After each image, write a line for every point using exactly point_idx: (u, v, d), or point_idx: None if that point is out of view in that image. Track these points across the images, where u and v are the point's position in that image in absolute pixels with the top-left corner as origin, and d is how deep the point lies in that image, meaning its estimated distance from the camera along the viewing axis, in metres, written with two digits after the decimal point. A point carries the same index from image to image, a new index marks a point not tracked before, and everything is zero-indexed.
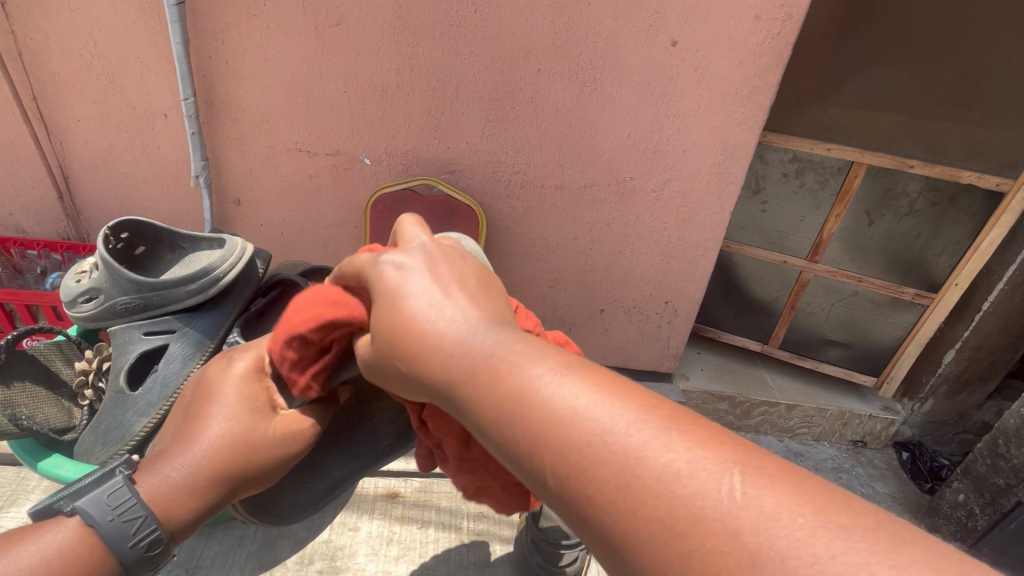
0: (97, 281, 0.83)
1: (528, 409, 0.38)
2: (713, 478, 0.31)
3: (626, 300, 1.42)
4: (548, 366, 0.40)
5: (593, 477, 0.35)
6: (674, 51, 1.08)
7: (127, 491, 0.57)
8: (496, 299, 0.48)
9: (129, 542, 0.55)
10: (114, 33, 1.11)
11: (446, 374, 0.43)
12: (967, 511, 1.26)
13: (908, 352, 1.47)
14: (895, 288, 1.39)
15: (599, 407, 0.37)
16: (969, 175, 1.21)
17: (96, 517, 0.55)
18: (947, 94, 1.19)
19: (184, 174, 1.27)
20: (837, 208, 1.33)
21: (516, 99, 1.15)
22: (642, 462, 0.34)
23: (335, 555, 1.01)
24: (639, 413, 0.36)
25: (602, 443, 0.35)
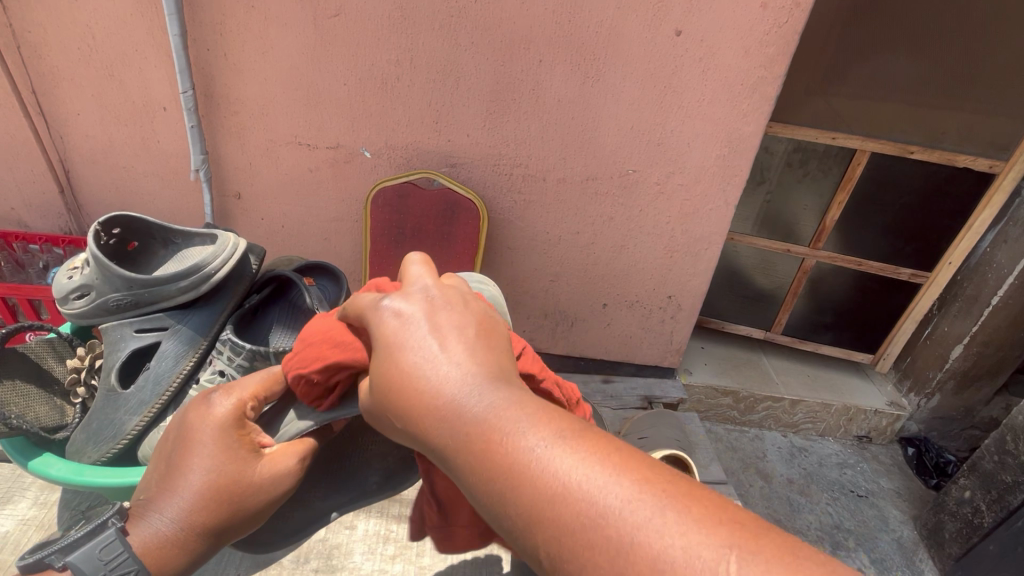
0: (87, 278, 0.82)
1: (522, 473, 0.37)
2: (709, 566, 0.30)
3: (628, 295, 1.40)
4: (545, 435, 0.38)
5: (588, 544, 0.34)
6: (679, 41, 1.06)
7: (119, 542, 0.53)
8: (498, 352, 0.44)
9: None
10: (112, 25, 1.10)
11: (438, 438, 0.40)
12: (972, 508, 1.24)
13: (904, 330, 1.49)
14: (892, 269, 1.40)
15: (603, 486, 0.34)
16: (964, 158, 1.22)
17: (88, 568, 0.52)
18: (948, 81, 1.20)
19: (184, 168, 1.26)
20: (840, 194, 1.32)
21: (517, 91, 1.13)
22: (625, 527, 0.33)
23: (331, 553, 1.01)
24: (634, 478, 0.35)
25: (602, 521, 0.34)
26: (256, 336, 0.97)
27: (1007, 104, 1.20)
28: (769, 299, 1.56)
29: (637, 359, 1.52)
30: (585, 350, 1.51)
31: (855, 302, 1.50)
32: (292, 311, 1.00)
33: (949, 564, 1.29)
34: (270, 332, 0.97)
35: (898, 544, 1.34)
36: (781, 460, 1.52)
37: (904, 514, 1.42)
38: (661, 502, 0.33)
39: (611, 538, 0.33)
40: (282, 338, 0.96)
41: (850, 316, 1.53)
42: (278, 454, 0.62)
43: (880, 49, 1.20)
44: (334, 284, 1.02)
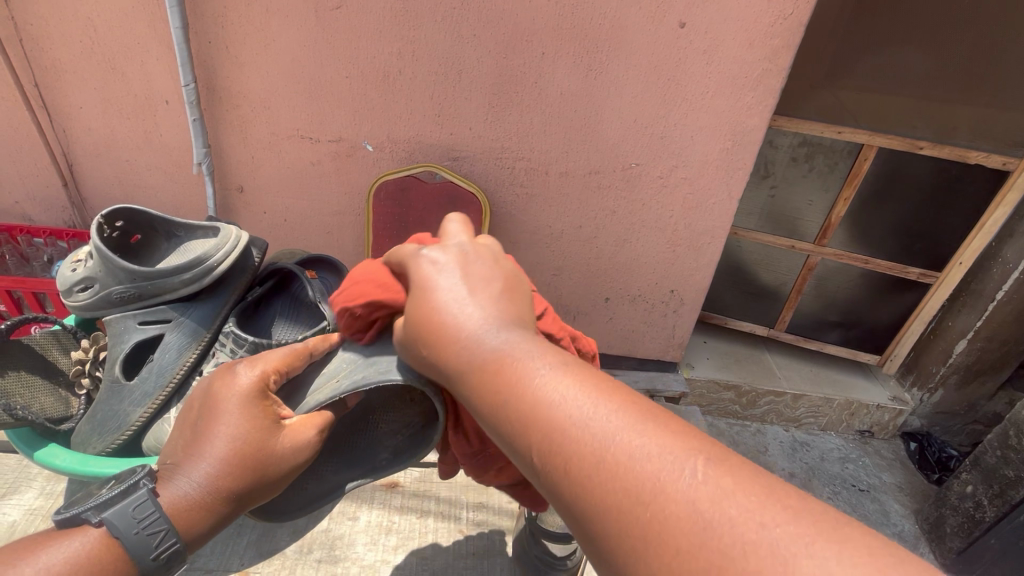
0: (91, 270, 0.83)
1: (523, 398, 0.44)
2: (677, 464, 0.37)
3: (631, 290, 1.40)
4: (548, 363, 0.45)
5: (584, 459, 0.39)
6: (682, 34, 1.05)
7: (152, 499, 0.54)
8: (518, 304, 0.52)
9: (151, 554, 0.53)
10: (114, 19, 1.09)
11: (458, 363, 0.48)
12: (974, 502, 1.25)
13: (912, 329, 1.47)
14: (900, 267, 1.38)
15: (600, 413, 0.41)
16: (976, 155, 1.17)
17: (122, 526, 0.52)
18: (957, 74, 1.25)
19: (187, 161, 1.26)
20: (846, 191, 1.30)
21: (520, 84, 1.13)
22: (615, 450, 0.39)
23: (334, 543, 1.02)
24: (631, 413, 0.41)
25: (590, 436, 0.40)
26: (260, 329, 0.97)
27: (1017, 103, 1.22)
28: (773, 295, 1.55)
29: (640, 353, 1.52)
30: None
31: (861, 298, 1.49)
32: (295, 305, 1.00)
33: (950, 557, 1.29)
34: (273, 325, 0.97)
35: (900, 538, 1.35)
36: (783, 454, 1.53)
37: (906, 509, 1.42)
38: (648, 434, 0.39)
39: (605, 458, 0.39)
40: (285, 331, 0.96)
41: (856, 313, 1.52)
42: (298, 425, 0.61)
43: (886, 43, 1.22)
44: (337, 277, 1.02)
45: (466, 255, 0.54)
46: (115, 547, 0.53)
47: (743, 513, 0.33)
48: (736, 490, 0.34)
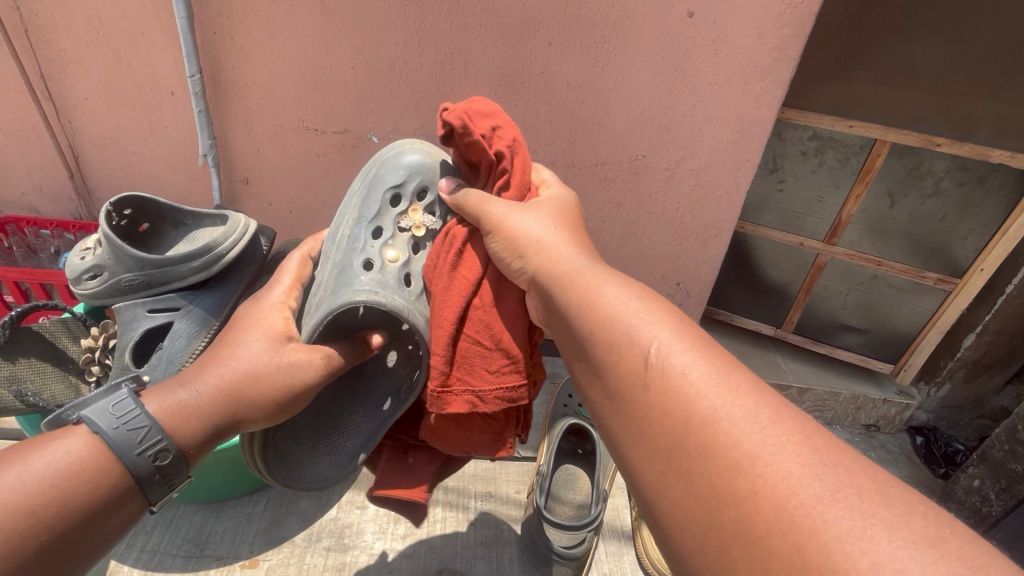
0: (100, 258, 0.83)
1: (602, 320, 0.49)
2: (775, 443, 0.36)
3: (638, 282, 1.40)
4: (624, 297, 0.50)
5: (676, 393, 0.40)
6: (691, 23, 1.03)
7: (130, 399, 0.54)
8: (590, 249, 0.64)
9: (136, 450, 0.52)
10: (119, 8, 1.09)
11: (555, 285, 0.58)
12: (981, 497, 1.24)
13: (929, 338, 1.45)
14: (914, 271, 1.36)
15: (687, 356, 0.42)
16: (998, 154, 1.16)
17: (103, 424, 0.52)
18: (978, 65, 1.11)
19: (193, 153, 1.26)
20: (858, 187, 1.29)
21: (526, 75, 1.12)
22: (714, 404, 0.39)
23: (343, 532, 1.02)
24: (741, 384, 0.40)
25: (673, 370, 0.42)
26: None
27: None
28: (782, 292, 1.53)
29: None
30: None
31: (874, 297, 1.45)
32: None
33: None
34: None
35: None
36: None
37: None
38: (756, 402, 0.39)
39: (700, 397, 0.39)
40: None
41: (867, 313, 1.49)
42: (301, 350, 0.64)
43: (910, 29, 1.12)
44: None
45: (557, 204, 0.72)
46: (99, 450, 0.51)
47: (863, 526, 0.31)
48: (837, 480, 0.34)
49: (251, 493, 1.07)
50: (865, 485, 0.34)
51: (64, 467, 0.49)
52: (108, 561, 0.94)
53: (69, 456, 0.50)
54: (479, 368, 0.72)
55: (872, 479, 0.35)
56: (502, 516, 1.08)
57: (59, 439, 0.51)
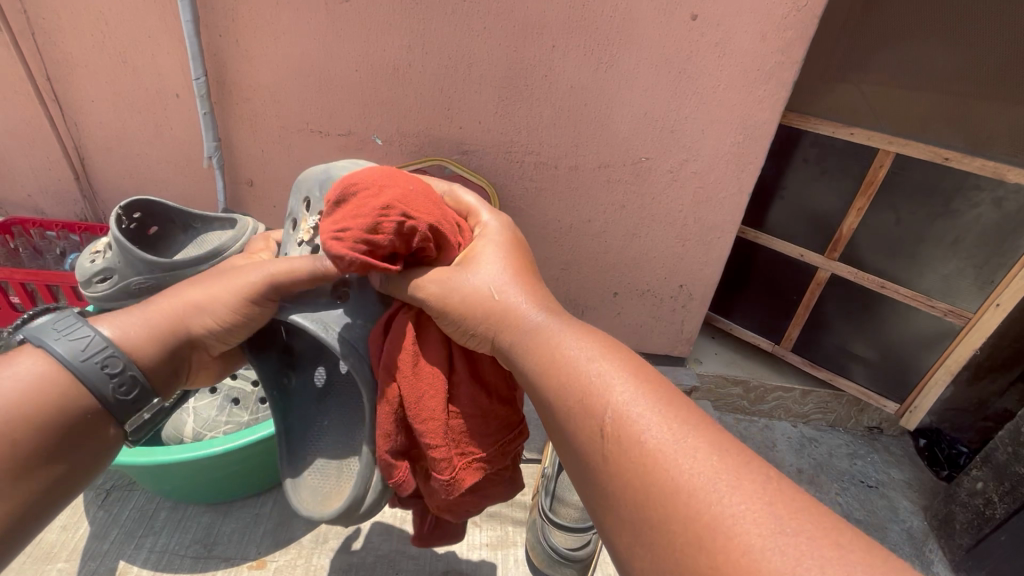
0: (111, 261, 0.84)
1: (568, 376, 0.51)
2: (722, 492, 0.39)
3: (640, 284, 1.40)
4: (583, 349, 0.52)
5: (640, 457, 0.43)
6: (694, 26, 1.04)
7: (86, 328, 0.59)
8: (541, 294, 0.62)
9: (107, 379, 0.59)
10: (125, 12, 1.10)
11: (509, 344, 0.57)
12: (984, 499, 1.24)
13: (937, 377, 1.33)
14: (923, 297, 1.27)
15: (651, 424, 0.44)
16: (1015, 172, 1.08)
17: (67, 355, 0.57)
18: (986, 71, 1.09)
19: (197, 155, 1.26)
20: (861, 199, 1.26)
21: (529, 77, 1.12)
22: (667, 469, 0.41)
23: (349, 533, 1.03)
24: (697, 442, 0.43)
25: (637, 436, 0.44)
26: None
27: None
28: (783, 299, 1.50)
29: (648, 348, 1.53)
30: None
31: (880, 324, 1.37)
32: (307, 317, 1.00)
33: (960, 554, 1.29)
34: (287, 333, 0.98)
35: (909, 534, 1.36)
36: (792, 450, 1.53)
37: (915, 505, 1.43)
38: (717, 465, 0.41)
39: (662, 466, 0.42)
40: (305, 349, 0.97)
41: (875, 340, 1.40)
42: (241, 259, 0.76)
43: (916, 34, 1.14)
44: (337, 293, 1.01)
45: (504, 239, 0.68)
46: (63, 377, 0.57)
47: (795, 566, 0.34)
48: (809, 531, 0.37)
49: (259, 493, 1.07)
50: (828, 541, 0.36)
51: (29, 385, 0.55)
52: (117, 561, 0.95)
53: (30, 375, 0.55)
54: (458, 450, 0.62)
55: (835, 525, 0.37)
56: (508, 517, 1.08)
57: (16, 361, 0.56)
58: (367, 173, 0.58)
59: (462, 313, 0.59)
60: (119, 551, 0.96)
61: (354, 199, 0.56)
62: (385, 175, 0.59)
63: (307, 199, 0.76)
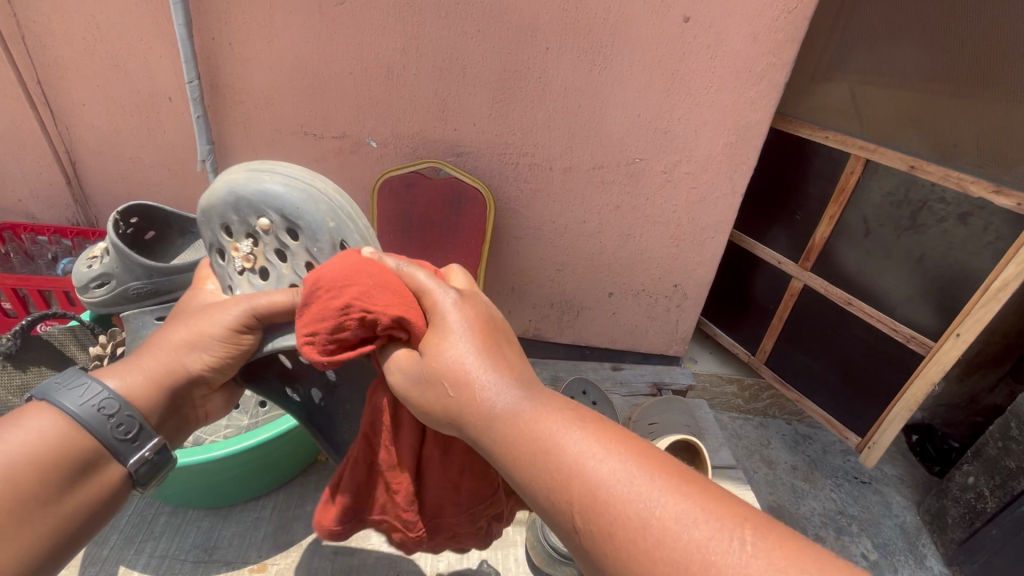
0: (108, 266, 0.83)
1: (548, 462, 0.42)
2: (722, 543, 0.35)
3: (635, 284, 1.41)
4: (559, 423, 0.44)
5: (614, 527, 0.38)
6: (686, 28, 1.05)
7: (80, 377, 0.55)
8: (505, 345, 0.51)
9: (108, 423, 0.54)
10: (117, 15, 1.09)
11: (481, 419, 0.46)
12: (976, 493, 1.26)
13: (897, 414, 1.23)
14: (886, 320, 1.22)
15: (630, 485, 0.39)
16: (976, 186, 1.03)
17: (66, 402, 0.53)
18: (956, 77, 1.09)
19: (191, 159, 1.26)
20: (830, 208, 1.27)
21: (523, 79, 1.13)
22: (663, 543, 0.36)
23: (350, 534, 1.03)
24: (699, 505, 0.37)
25: (626, 510, 0.38)
26: None
27: None
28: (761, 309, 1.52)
29: (643, 348, 1.54)
30: (591, 337, 1.52)
31: (849, 350, 1.33)
32: None
33: (952, 548, 1.31)
34: None
35: (902, 529, 1.38)
36: (787, 448, 1.55)
37: (908, 500, 1.45)
38: (706, 517, 0.36)
39: (634, 537, 0.37)
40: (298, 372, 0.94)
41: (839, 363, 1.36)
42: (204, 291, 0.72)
43: (894, 38, 1.17)
44: None
45: (470, 306, 0.52)
46: (68, 428, 0.53)
47: None
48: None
49: (258, 497, 1.07)
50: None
51: (23, 434, 0.51)
52: (118, 566, 0.94)
53: (33, 431, 0.51)
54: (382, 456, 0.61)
55: (830, 567, 0.34)
56: None
57: (21, 415, 0.52)
58: (330, 273, 0.54)
59: (423, 406, 0.50)
60: (119, 556, 0.96)
61: (318, 301, 0.53)
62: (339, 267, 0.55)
63: (223, 223, 0.70)
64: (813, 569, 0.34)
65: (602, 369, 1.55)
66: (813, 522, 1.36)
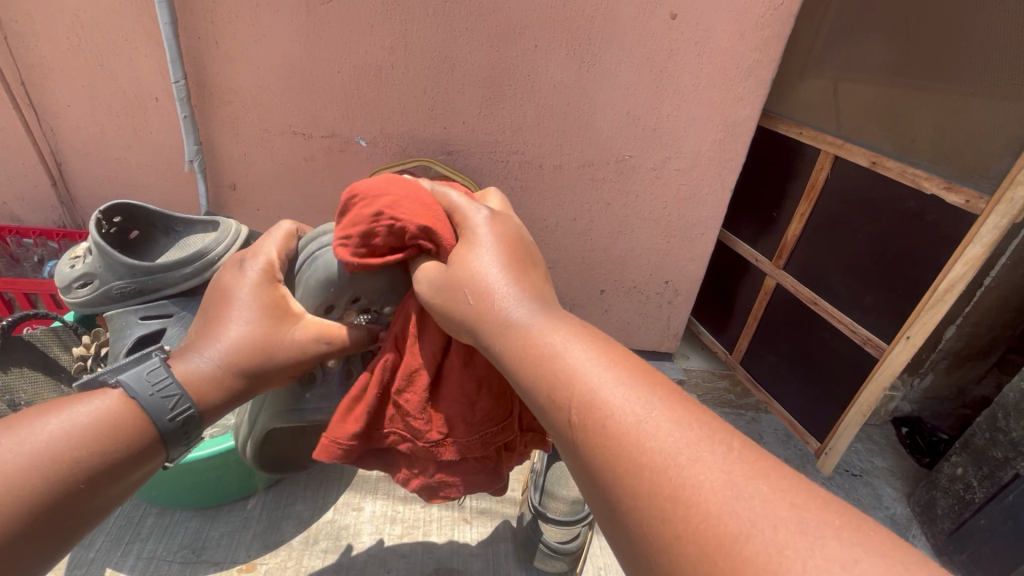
0: (91, 266, 0.83)
1: (563, 368, 0.44)
2: (713, 453, 0.35)
3: (626, 281, 1.41)
4: (577, 339, 0.46)
5: (599, 434, 0.39)
6: (674, 25, 1.06)
7: (171, 380, 0.55)
8: (526, 272, 0.54)
9: (168, 417, 0.54)
10: (100, 14, 1.08)
11: (496, 328, 0.49)
12: (964, 484, 1.28)
13: (850, 420, 1.22)
14: (846, 320, 1.23)
15: (640, 397, 0.40)
16: (930, 183, 1.02)
17: (137, 388, 0.53)
18: (920, 70, 1.08)
19: (179, 159, 1.25)
20: (803, 205, 1.29)
21: (512, 77, 1.13)
22: (658, 449, 0.36)
23: (340, 534, 1.02)
24: (702, 421, 0.38)
25: (628, 413, 0.39)
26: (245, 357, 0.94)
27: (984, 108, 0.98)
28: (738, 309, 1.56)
29: (635, 344, 1.55)
30: None
31: (818, 349, 1.33)
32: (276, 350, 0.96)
33: (942, 538, 1.32)
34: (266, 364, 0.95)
35: (892, 520, 1.39)
36: (778, 442, 1.56)
37: (898, 492, 1.46)
38: (696, 426, 0.38)
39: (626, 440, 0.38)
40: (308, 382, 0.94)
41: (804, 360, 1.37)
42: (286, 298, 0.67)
43: (866, 32, 1.18)
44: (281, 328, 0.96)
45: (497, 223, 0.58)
46: (133, 416, 0.53)
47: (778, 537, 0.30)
48: (775, 497, 0.32)
49: (247, 497, 1.07)
50: (785, 502, 0.32)
51: (101, 420, 0.51)
52: (104, 569, 0.93)
53: (105, 413, 0.51)
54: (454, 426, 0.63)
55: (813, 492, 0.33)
56: (498, 513, 1.09)
57: (93, 401, 0.52)
58: (360, 194, 0.62)
59: (444, 309, 0.54)
60: (106, 559, 0.95)
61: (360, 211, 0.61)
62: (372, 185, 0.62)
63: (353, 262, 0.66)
64: (810, 499, 0.33)
65: None
66: None
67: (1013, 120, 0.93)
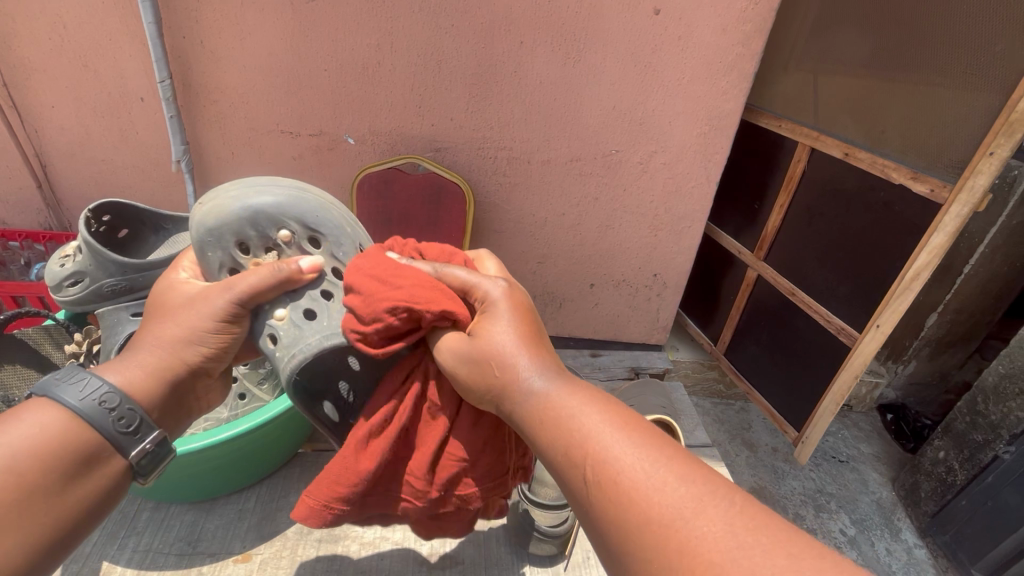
0: (81, 264, 0.83)
1: (575, 434, 0.46)
2: (726, 520, 0.38)
3: (615, 274, 1.43)
4: (586, 404, 0.48)
5: (618, 501, 0.41)
6: (658, 20, 1.07)
7: (93, 381, 0.51)
8: (547, 344, 0.54)
9: (106, 413, 0.50)
10: (85, 15, 1.08)
11: (515, 397, 0.50)
12: (946, 467, 1.31)
13: (825, 409, 1.25)
14: (818, 309, 1.26)
15: (642, 459, 0.43)
16: (900, 174, 1.05)
17: (61, 397, 0.49)
18: (886, 60, 1.09)
19: (166, 160, 1.25)
20: (782, 195, 1.32)
21: (497, 73, 1.14)
22: (669, 510, 0.39)
23: (334, 523, 1.03)
24: (707, 486, 0.40)
25: (636, 478, 0.41)
26: None
27: (945, 99, 0.99)
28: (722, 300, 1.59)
29: (625, 337, 1.57)
30: (574, 329, 1.55)
31: (797, 337, 1.35)
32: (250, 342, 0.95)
33: (926, 521, 1.36)
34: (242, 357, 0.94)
35: (877, 504, 1.43)
36: (767, 430, 1.59)
37: (883, 476, 1.50)
38: (698, 487, 0.40)
39: (631, 492, 0.41)
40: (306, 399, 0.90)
41: (783, 350, 1.40)
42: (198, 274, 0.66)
43: (838, 22, 1.19)
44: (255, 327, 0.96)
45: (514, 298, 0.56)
46: (68, 423, 0.49)
47: None
48: (788, 567, 0.35)
49: (242, 490, 1.07)
50: (797, 572, 0.34)
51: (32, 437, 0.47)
52: (100, 562, 0.94)
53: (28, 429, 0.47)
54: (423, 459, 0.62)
55: (809, 554, 0.36)
56: None
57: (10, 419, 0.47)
58: (357, 282, 0.57)
59: (469, 384, 0.53)
60: (102, 552, 0.95)
61: (372, 293, 0.56)
62: (369, 263, 0.59)
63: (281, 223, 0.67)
64: (798, 554, 0.36)
65: (581, 356, 1.56)
66: (794, 501, 1.40)
67: (973, 112, 0.94)
